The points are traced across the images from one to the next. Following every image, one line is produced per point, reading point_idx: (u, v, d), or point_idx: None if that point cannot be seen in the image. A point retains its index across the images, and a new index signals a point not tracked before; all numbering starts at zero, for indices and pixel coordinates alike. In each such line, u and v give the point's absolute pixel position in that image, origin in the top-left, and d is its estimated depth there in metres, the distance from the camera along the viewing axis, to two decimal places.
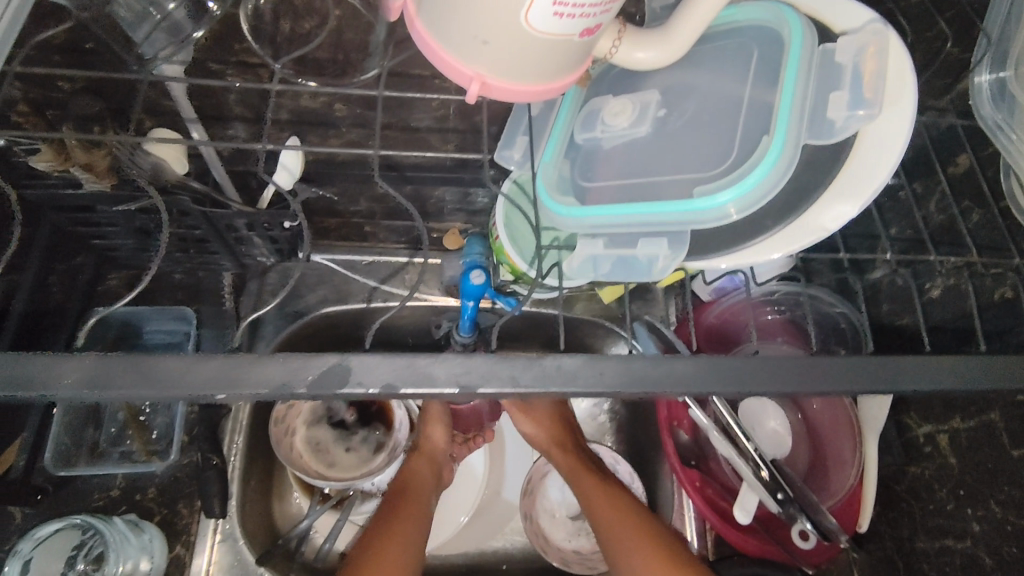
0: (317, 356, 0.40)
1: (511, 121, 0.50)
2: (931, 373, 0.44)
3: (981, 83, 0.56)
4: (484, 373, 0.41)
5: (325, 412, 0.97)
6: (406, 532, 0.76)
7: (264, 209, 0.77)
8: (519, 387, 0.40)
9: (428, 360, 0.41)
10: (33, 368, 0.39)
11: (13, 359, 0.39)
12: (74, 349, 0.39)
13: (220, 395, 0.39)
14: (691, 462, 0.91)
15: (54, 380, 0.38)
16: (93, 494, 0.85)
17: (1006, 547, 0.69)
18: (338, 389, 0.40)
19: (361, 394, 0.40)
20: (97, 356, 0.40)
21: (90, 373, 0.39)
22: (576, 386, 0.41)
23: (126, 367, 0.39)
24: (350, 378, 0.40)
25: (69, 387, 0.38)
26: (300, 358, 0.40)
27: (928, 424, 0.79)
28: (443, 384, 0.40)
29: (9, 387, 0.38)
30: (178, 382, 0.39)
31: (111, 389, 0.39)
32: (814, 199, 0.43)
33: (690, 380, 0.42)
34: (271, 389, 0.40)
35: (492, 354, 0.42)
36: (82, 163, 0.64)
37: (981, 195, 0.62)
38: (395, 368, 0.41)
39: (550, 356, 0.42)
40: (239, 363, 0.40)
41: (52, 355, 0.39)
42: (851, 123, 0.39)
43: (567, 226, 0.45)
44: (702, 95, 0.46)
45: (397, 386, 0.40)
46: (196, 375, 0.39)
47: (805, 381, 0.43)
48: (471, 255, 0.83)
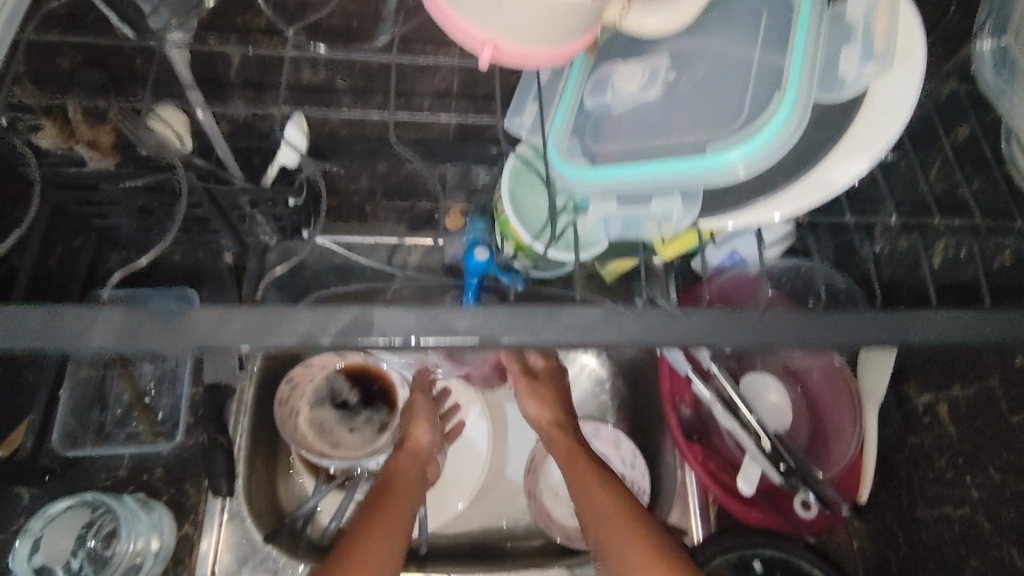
0: (341, 309, 0.41)
1: (521, 88, 0.52)
2: (939, 326, 0.45)
3: (984, 49, 0.57)
4: (504, 324, 0.42)
5: (328, 393, 0.96)
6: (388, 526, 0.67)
7: (268, 186, 0.77)
8: (540, 339, 0.42)
9: (449, 312, 0.42)
10: (65, 324, 0.40)
11: (47, 315, 0.40)
12: (105, 304, 0.41)
13: (246, 346, 0.41)
14: (694, 437, 0.92)
15: (86, 333, 0.40)
16: (99, 474, 0.85)
17: (1004, 512, 0.69)
18: (362, 339, 0.41)
19: (382, 344, 0.42)
20: (124, 311, 0.41)
21: (120, 328, 0.40)
22: (593, 337, 0.42)
23: (157, 322, 0.41)
24: (373, 329, 0.41)
25: (102, 342, 0.40)
26: (325, 310, 0.42)
27: (928, 394, 0.80)
28: (464, 335, 0.42)
29: (44, 342, 0.40)
30: (207, 334, 0.41)
31: (141, 344, 0.40)
32: (824, 156, 0.44)
33: (705, 332, 0.43)
34: (299, 340, 0.41)
35: (512, 306, 0.43)
36: (87, 139, 0.65)
37: (982, 162, 0.63)
38: (418, 319, 0.42)
39: (569, 308, 0.43)
40: (265, 317, 0.41)
41: (83, 309, 0.40)
42: (862, 80, 0.40)
43: (579, 188, 0.46)
44: (713, 57, 0.46)
45: (419, 336, 0.42)
46: (225, 328, 0.41)
47: (815, 333, 0.44)
48: (474, 233, 0.84)
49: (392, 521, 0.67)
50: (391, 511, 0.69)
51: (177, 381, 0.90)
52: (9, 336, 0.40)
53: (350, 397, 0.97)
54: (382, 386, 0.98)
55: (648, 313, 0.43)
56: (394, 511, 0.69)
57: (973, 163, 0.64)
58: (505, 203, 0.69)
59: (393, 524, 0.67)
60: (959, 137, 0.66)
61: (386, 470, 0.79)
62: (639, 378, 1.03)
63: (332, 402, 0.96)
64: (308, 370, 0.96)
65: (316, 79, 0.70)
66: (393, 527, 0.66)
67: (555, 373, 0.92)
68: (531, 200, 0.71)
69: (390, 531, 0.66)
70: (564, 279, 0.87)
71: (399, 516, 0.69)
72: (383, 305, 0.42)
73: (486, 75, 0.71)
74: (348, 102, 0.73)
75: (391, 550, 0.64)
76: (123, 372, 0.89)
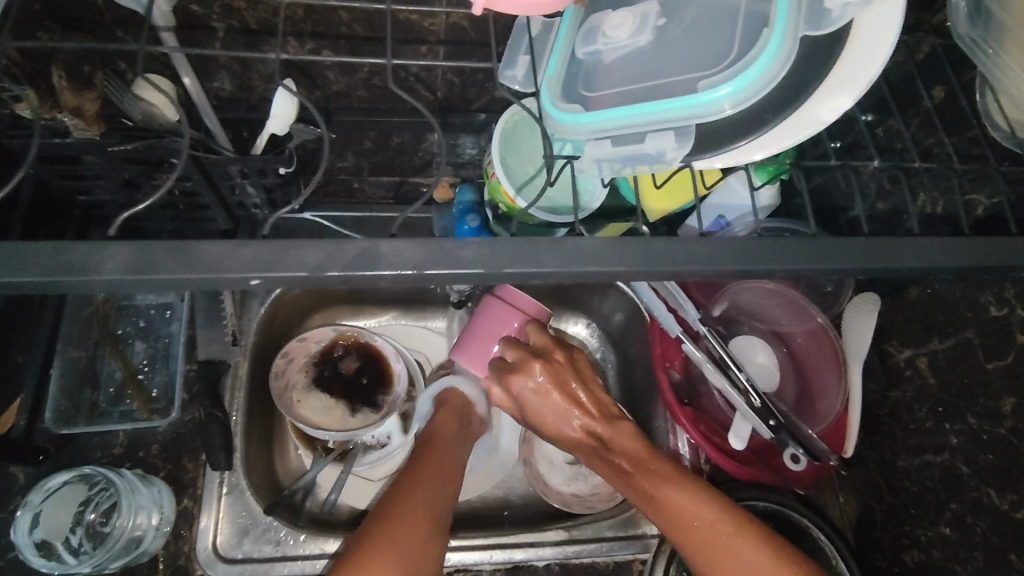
0: (348, 243, 0.43)
1: (512, 41, 0.54)
2: (920, 254, 0.48)
3: (957, 2, 0.58)
4: (508, 257, 0.43)
5: (324, 366, 0.96)
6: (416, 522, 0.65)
7: (258, 155, 0.75)
8: (544, 267, 0.43)
9: (454, 245, 0.43)
10: (74, 261, 0.41)
11: (54, 250, 0.41)
12: (114, 240, 0.41)
13: (257, 277, 0.42)
14: (684, 400, 0.93)
15: (97, 267, 0.41)
16: (94, 452, 0.85)
17: (982, 455, 0.72)
18: (369, 272, 0.42)
19: (389, 277, 0.43)
20: (138, 246, 0.41)
21: (132, 260, 0.41)
22: (595, 265, 0.43)
23: (169, 253, 0.41)
24: (381, 263, 0.43)
25: (114, 273, 0.40)
26: (332, 246, 0.43)
27: (909, 349, 0.83)
28: (470, 266, 0.43)
29: (54, 273, 0.40)
30: (219, 266, 0.42)
31: (154, 274, 0.41)
32: (809, 92, 0.45)
33: (703, 261, 0.45)
34: (309, 271, 0.42)
35: (515, 239, 0.44)
36: (71, 107, 0.63)
37: (962, 117, 0.66)
38: (425, 253, 0.43)
39: (570, 239, 0.44)
40: (275, 250, 0.42)
41: (97, 244, 0.41)
42: (848, 12, 0.41)
43: (572, 132, 0.47)
44: (700, 2, 0.47)
45: (426, 269, 0.43)
46: (236, 258, 0.42)
47: (807, 260, 0.46)
48: (462, 201, 0.86)
49: (429, 481, 0.71)
50: (427, 475, 0.72)
51: (170, 357, 0.90)
52: (17, 272, 0.40)
53: (344, 374, 0.97)
54: (378, 368, 0.97)
55: (649, 245, 0.45)
56: (432, 474, 0.72)
57: (953, 118, 0.67)
58: (498, 168, 0.70)
59: (428, 488, 0.70)
60: (936, 97, 0.68)
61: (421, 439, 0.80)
62: (628, 347, 1.05)
63: (326, 379, 0.96)
64: (302, 345, 0.96)
65: (302, 50, 0.72)
66: (430, 493, 0.69)
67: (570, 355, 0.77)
68: (518, 164, 0.73)
69: (426, 497, 0.68)
70: None
71: (435, 479, 0.71)
72: (389, 241, 0.44)
73: (473, 42, 0.72)
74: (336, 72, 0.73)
75: (428, 522, 0.66)
76: (115, 351, 0.88)
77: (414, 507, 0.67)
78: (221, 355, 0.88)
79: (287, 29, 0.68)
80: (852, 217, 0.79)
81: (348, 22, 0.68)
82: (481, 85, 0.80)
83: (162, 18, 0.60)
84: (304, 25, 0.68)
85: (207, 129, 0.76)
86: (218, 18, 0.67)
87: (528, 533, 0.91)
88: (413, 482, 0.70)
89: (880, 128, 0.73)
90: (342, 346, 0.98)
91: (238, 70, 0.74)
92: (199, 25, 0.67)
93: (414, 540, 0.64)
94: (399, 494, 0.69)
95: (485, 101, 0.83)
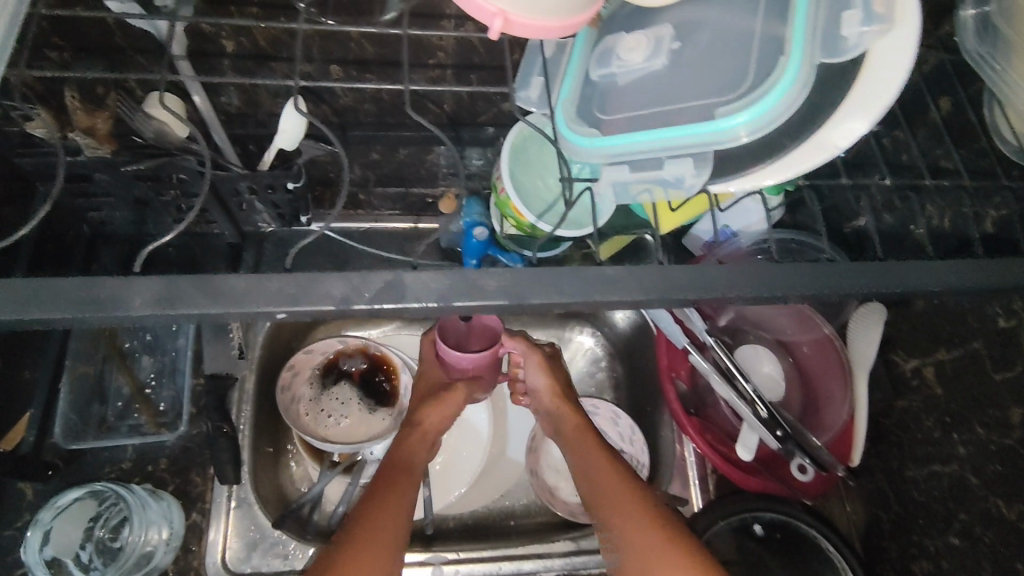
0: (372, 274, 0.43)
1: (526, 64, 0.55)
2: (938, 275, 0.48)
3: (967, 17, 0.59)
4: (530, 284, 0.43)
5: (330, 377, 0.97)
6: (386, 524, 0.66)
7: (266, 170, 0.76)
8: (564, 296, 0.43)
9: (476, 274, 0.44)
10: (94, 294, 0.41)
11: (78, 284, 0.41)
12: (141, 274, 0.41)
13: (282, 312, 0.42)
14: (691, 410, 0.94)
15: (123, 300, 0.41)
16: (103, 468, 0.85)
17: (990, 465, 0.73)
18: (392, 304, 0.42)
19: (414, 309, 0.43)
20: (161, 279, 0.42)
21: (158, 294, 0.41)
22: (615, 292, 0.44)
23: (194, 287, 0.42)
24: (404, 295, 0.43)
25: (142, 307, 0.41)
26: (355, 277, 0.43)
27: (915, 359, 0.83)
28: (493, 296, 0.43)
29: (79, 309, 0.40)
30: (242, 297, 0.42)
31: (180, 308, 0.41)
32: (825, 119, 0.46)
33: (721, 286, 0.45)
34: (334, 304, 0.42)
35: (535, 267, 0.45)
36: (84, 126, 0.66)
37: (969, 129, 0.66)
38: (446, 283, 0.43)
39: (591, 266, 0.45)
40: (300, 282, 0.42)
41: (122, 279, 0.41)
42: (863, 41, 0.41)
43: (588, 156, 0.48)
44: (714, 29, 0.48)
45: (449, 300, 0.43)
46: (260, 291, 0.42)
47: (825, 284, 0.46)
48: (470, 216, 0.85)
49: (396, 505, 0.69)
50: (391, 499, 0.70)
51: (177, 372, 0.90)
52: (40, 304, 0.40)
53: (349, 380, 0.97)
54: (384, 375, 0.98)
55: (668, 271, 0.45)
56: (397, 497, 0.70)
57: (960, 131, 0.67)
58: (506, 183, 0.71)
59: (392, 508, 0.68)
60: (943, 109, 0.68)
61: (391, 461, 0.76)
62: (635, 357, 1.05)
63: (332, 389, 0.96)
64: (308, 357, 0.96)
65: (311, 67, 0.72)
66: (395, 514, 0.68)
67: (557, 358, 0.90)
68: (527, 179, 0.73)
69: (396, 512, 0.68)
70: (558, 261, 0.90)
71: (400, 502, 0.70)
72: (410, 272, 0.44)
73: (482, 60, 0.72)
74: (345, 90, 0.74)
75: (389, 540, 0.65)
76: (122, 366, 0.88)
77: (377, 526, 0.65)
78: (228, 368, 0.91)
79: (296, 48, 0.68)
80: (857, 228, 0.80)
81: (357, 41, 0.68)
82: (488, 99, 0.80)
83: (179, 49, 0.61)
84: (313, 44, 0.68)
85: (216, 146, 0.76)
86: (228, 37, 0.66)
87: (536, 543, 0.91)
88: (378, 505, 0.68)
89: (887, 139, 0.73)
90: (347, 355, 0.98)
91: (247, 86, 0.73)
92: (208, 46, 0.67)
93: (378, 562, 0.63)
94: (363, 517, 0.66)
95: (492, 114, 0.84)
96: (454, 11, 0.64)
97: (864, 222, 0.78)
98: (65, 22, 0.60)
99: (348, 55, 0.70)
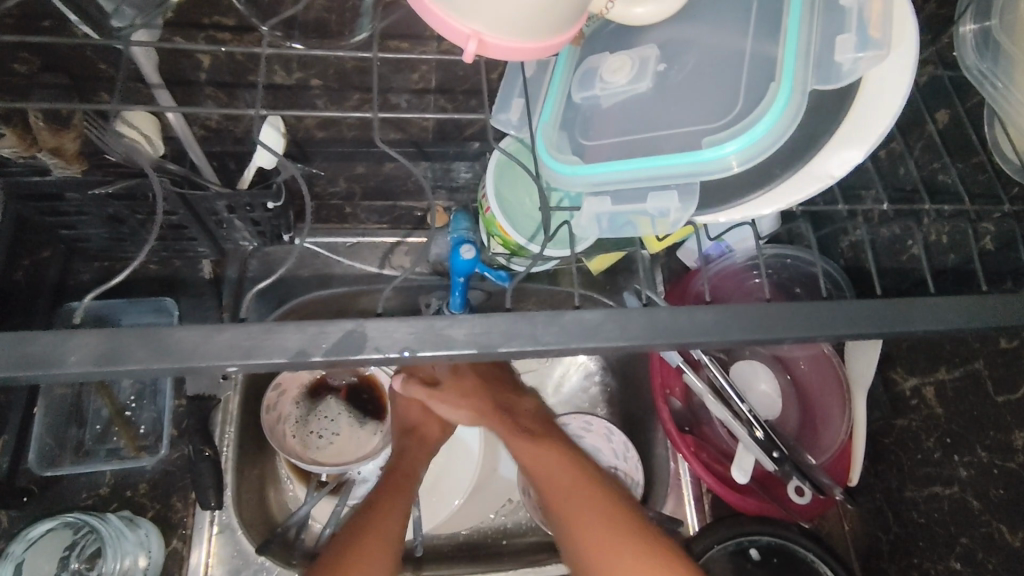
0: (333, 324, 0.41)
1: (506, 84, 0.52)
2: (942, 312, 0.46)
3: (965, 33, 0.57)
4: (504, 333, 0.41)
5: (316, 398, 0.94)
6: (385, 528, 0.67)
7: (245, 189, 0.73)
8: (541, 344, 0.41)
9: (445, 322, 0.41)
10: (41, 346, 0.39)
11: (22, 339, 0.39)
12: (82, 327, 0.39)
13: (234, 365, 0.40)
14: (685, 428, 0.90)
15: (61, 358, 0.39)
16: (80, 494, 0.82)
17: (993, 489, 0.70)
18: (356, 355, 0.40)
19: (379, 359, 0.41)
20: (109, 331, 0.39)
21: (105, 348, 0.39)
22: (595, 340, 0.42)
23: (143, 339, 0.40)
24: (368, 343, 0.41)
25: (78, 366, 0.39)
26: (319, 324, 0.41)
27: (914, 377, 0.80)
28: (462, 346, 0.41)
29: (22, 365, 0.38)
30: (196, 351, 0.40)
31: (127, 363, 0.39)
32: (820, 146, 0.45)
33: (713, 329, 0.43)
34: (291, 356, 0.40)
35: (511, 312, 0.42)
36: (50, 147, 0.60)
37: (967, 144, 0.62)
38: (415, 330, 0.41)
39: (571, 310, 0.42)
40: (255, 334, 0.40)
41: (63, 331, 0.39)
42: (859, 65, 0.40)
43: (571, 184, 0.47)
44: (701, 49, 0.47)
45: (420, 348, 0.41)
46: (213, 345, 0.40)
47: (824, 325, 0.44)
48: (458, 231, 0.81)
49: (395, 509, 0.70)
50: (393, 499, 0.72)
51: (157, 393, 0.86)
52: None
53: (337, 399, 0.95)
54: (374, 392, 0.95)
55: (652, 312, 0.43)
56: (396, 499, 0.72)
57: (959, 146, 0.64)
58: (491, 200, 0.69)
59: (394, 509, 0.70)
60: (941, 122, 0.65)
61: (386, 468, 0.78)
62: (629, 370, 1.01)
63: (319, 409, 0.93)
64: (296, 376, 0.93)
65: (288, 80, 0.68)
66: (395, 519, 0.69)
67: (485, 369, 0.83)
68: (515, 196, 0.71)
69: (390, 516, 0.69)
70: (548, 276, 0.88)
71: (398, 505, 0.71)
72: (377, 318, 0.42)
73: (466, 72, 0.69)
74: (324, 104, 0.72)
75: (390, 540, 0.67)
76: (99, 389, 0.85)
77: (381, 525, 0.68)
78: (211, 390, 0.88)
79: (271, 66, 0.66)
80: (853, 243, 0.78)
81: (334, 57, 0.64)
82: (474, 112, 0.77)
83: (153, 76, 0.61)
84: (288, 61, 0.65)
85: (193, 164, 0.74)
86: (203, 52, 0.63)
87: (528, 567, 0.89)
88: (381, 504, 0.70)
89: (884, 151, 0.70)
90: (334, 372, 0.95)
91: (225, 101, 0.70)
92: (180, 66, 0.65)
93: (380, 559, 0.65)
94: (367, 516, 0.69)
95: (478, 127, 0.81)
96: (434, 30, 0.62)
97: (859, 237, 0.76)
98: (43, 48, 0.58)
99: (325, 71, 0.67)
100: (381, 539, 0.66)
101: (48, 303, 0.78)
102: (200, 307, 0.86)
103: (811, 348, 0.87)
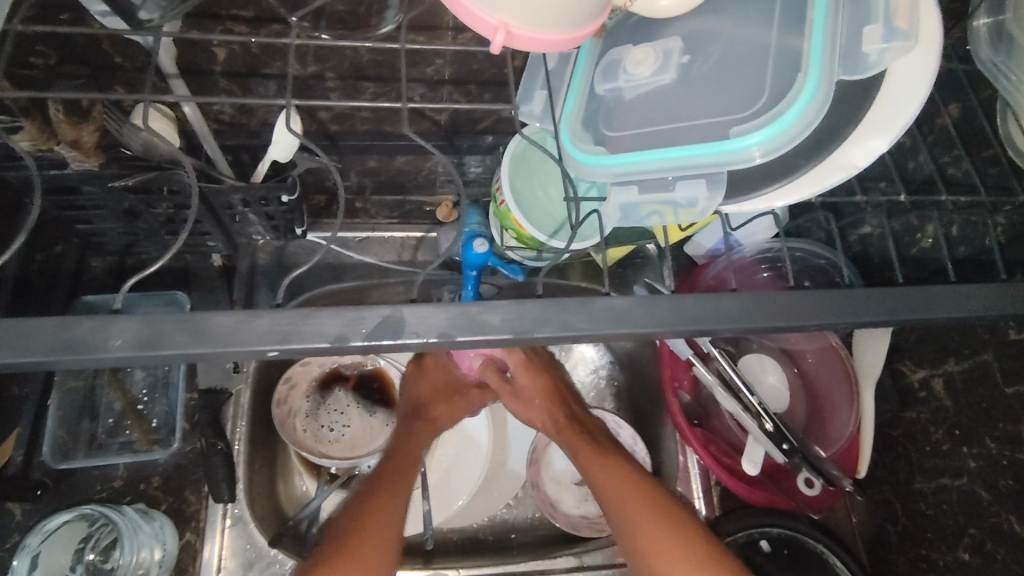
0: (368, 310, 0.41)
1: (527, 76, 0.53)
2: (962, 301, 0.47)
3: (980, 27, 0.57)
4: (536, 319, 0.42)
5: (325, 391, 0.94)
6: (383, 516, 0.68)
7: (259, 183, 0.74)
8: (573, 330, 0.42)
9: (480, 309, 0.42)
10: (76, 334, 0.39)
11: (59, 326, 0.39)
12: (120, 314, 0.40)
13: (272, 350, 0.40)
14: (694, 421, 0.90)
15: (101, 344, 0.39)
16: (94, 486, 0.82)
17: (1002, 480, 0.70)
18: (391, 342, 0.41)
19: (412, 346, 0.41)
20: (145, 318, 0.40)
21: (141, 335, 0.39)
22: (624, 327, 0.42)
23: (178, 326, 0.40)
24: (402, 330, 0.41)
25: (117, 352, 0.39)
26: (352, 312, 0.41)
27: (923, 370, 0.80)
28: (497, 330, 0.41)
29: (58, 351, 0.39)
30: (232, 339, 0.40)
31: (163, 349, 0.39)
32: (843, 137, 0.46)
33: (738, 317, 0.44)
34: (328, 342, 0.40)
35: (542, 298, 0.43)
36: (69, 139, 0.61)
37: (981, 137, 0.63)
38: (448, 318, 0.42)
39: (601, 297, 0.43)
40: (292, 319, 0.41)
41: (98, 318, 0.39)
42: (887, 55, 0.40)
43: (594, 174, 0.48)
44: (724, 41, 0.47)
45: (452, 335, 0.41)
46: (248, 331, 0.40)
47: (846, 313, 0.45)
48: (470, 226, 0.81)
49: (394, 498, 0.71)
50: (393, 484, 0.73)
51: (170, 386, 0.86)
52: (21, 341, 0.38)
53: (347, 391, 0.95)
54: (385, 385, 0.96)
55: (680, 300, 0.44)
56: (400, 484, 0.73)
57: (972, 137, 0.64)
58: (506, 195, 0.69)
59: (395, 499, 0.71)
60: (952, 115, 0.65)
61: (391, 449, 0.79)
62: (638, 365, 1.02)
63: (329, 401, 0.93)
64: (306, 369, 0.93)
65: (304, 73, 0.68)
66: (394, 508, 0.70)
67: (548, 358, 0.85)
68: (529, 190, 0.71)
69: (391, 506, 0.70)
70: (557, 270, 0.89)
71: (400, 490, 0.72)
72: (409, 305, 0.42)
73: (482, 66, 0.69)
74: (337, 96, 0.72)
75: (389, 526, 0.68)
76: (113, 381, 0.85)
77: (379, 513, 0.69)
78: (223, 383, 0.88)
79: (286, 59, 0.66)
80: (863, 236, 0.79)
81: (352, 49, 0.64)
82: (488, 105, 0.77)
83: (170, 64, 0.60)
84: (305, 53, 0.65)
85: (208, 158, 0.75)
86: (219, 44, 0.63)
87: (538, 559, 0.90)
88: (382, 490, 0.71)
89: (894, 144, 0.71)
90: (344, 362, 0.95)
91: (239, 93, 0.71)
92: (197, 57, 0.65)
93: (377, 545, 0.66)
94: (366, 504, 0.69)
95: (491, 121, 0.81)
96: (452, 22, 0.62)
97: (868, 230, 0.77)
98: (63, 40, 0.59)
99: (340, 64, 0.67)
100: (382, 527, 0.68)
101: (64, 295, 0.79)
102: (212, 301, 0.86)
103: (821, 339, 0.87)
